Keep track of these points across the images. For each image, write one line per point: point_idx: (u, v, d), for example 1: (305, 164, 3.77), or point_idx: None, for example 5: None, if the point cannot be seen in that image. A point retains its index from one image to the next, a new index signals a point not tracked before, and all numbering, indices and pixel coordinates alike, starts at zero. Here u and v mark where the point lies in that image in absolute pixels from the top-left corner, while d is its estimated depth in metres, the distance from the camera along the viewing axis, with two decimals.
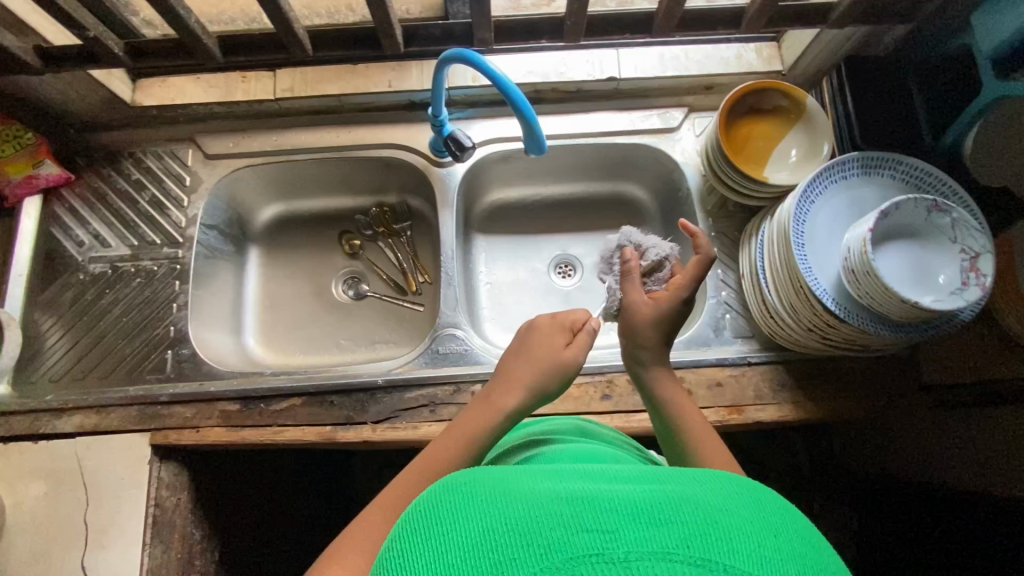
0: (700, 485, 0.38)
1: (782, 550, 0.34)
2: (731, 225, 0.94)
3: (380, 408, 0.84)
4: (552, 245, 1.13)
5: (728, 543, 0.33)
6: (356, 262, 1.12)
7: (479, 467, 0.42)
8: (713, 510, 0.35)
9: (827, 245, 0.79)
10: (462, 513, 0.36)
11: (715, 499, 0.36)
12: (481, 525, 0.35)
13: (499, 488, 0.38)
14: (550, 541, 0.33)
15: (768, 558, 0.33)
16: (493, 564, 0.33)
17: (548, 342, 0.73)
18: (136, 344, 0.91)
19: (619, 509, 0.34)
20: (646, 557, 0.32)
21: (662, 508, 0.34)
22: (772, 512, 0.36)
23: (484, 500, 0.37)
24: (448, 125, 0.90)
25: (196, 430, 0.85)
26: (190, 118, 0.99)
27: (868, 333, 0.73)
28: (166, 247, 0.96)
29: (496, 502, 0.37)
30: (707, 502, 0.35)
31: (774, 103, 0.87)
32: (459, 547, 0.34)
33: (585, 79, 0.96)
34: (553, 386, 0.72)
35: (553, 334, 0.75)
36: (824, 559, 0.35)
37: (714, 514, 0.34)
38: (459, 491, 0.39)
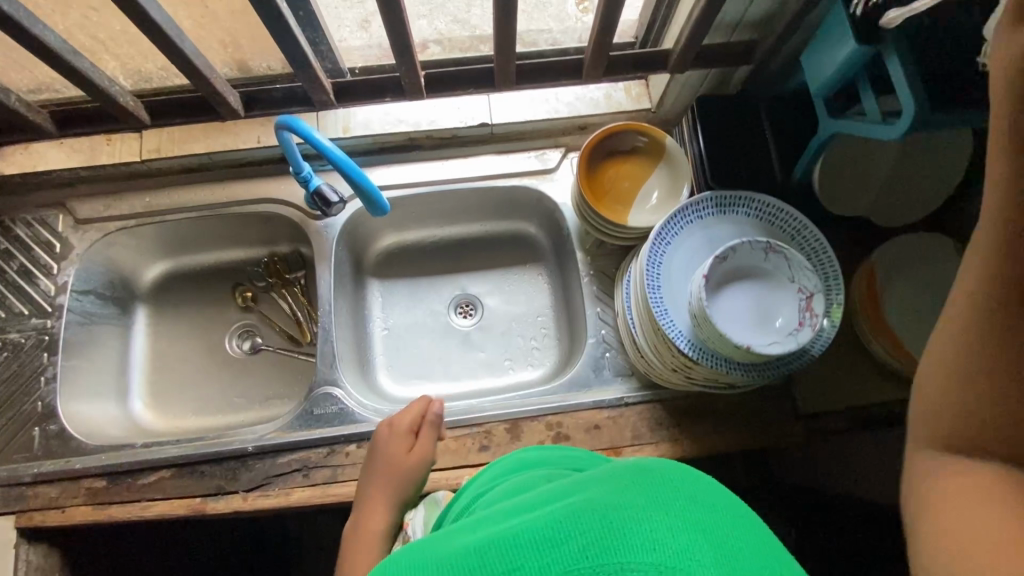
0: (607, 487, 0.41)
1: (672, 527, 0.37)
2: (608, 263, 0.95)
3: (251, 475, 0.83)
4: (451, 285, 1.12)
5: (621, 540, 0.36)
6: (250, 314, 1.11)
7: (410, 545, 0.46)
8: (605, 508, 0.38)
9: (686, 285, 0.79)
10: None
11: (615, 497, 0.39)
12: None
13: (426, 553, 0.43)
14: None
15: (658, 542, 0.36)
16: None
17: (394, 452, 0.77)
18: (2, 423, 0.88)
19: (522, 544, 0.38)
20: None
21: (562, 525, 0.38)
22: (677, 493, 0.39)
23: (411, 566, 0.42)
24: (315, 180, 0.89)
25: (60, 511, 0.82)
26: (57, 183, 0.97)
27: (722, 374, 0.74)
28: (35, 317, 0.93)
29: (420, 566, 0.42)
30: (602, 501, 0.39)
31: (635, 144, 0.88)
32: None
33: (457, 126, 0.96)
34: (411, 492, 0.77)
35: (394, 442, 0.78)
36: (736, 529, 0.38)
37: (608, 512, 0.38)
38: (396, 558, 0.44)
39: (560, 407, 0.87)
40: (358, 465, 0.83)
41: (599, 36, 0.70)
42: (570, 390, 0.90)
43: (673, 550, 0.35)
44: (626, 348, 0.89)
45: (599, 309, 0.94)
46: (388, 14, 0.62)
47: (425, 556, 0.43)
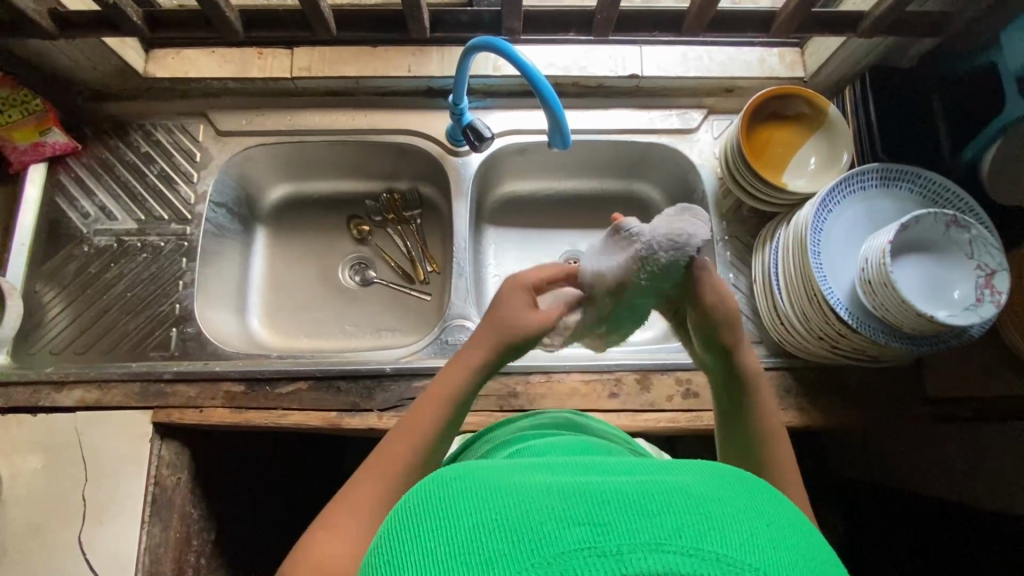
0: (697, 476, 0.37)
1: (775, 539, 0.33)
2: (744, 230, 0.95)
3: (386, 395, 0.84)
4: (563, 240, 1.11)
5: (725, 533, 0.32)
6: (364, 247, 1.11)
7: (469, 463, 0.40)
8: (708, 500, 0.34)
9: (842, 254, 0.79)
10: (452, 501, 0.36)
11: (711, 489, 0.35)
12: (473, 519, 0.34)
13: (496, 480, 0.37)
14: (540, 536, 0.32)
15: (758, 547, 0.32)
16: (482, 563, 0.32)
17: (512, 303, 0.65)
18: (140, 320, 0.90)
19: (611, 501, 0.33)
20: (640, 548, 0.31)
21: (660, 499, 0.33)
22: (766, 503, 0.36)
23: (468, 496, 0.36)
24: (468, 115, 0.89)
25: (199, 410, 0.84)
26: (203, 92, 0.97)
27: (878, 344, 0.74)
28: (174, 223, 0.94)
29: (486, 493, 0.35)
30: (701, 490, 0.35)
31: (798, 111, 0.88)
32: (443, 543, 0.33)
33: (608, 75, 0.96)
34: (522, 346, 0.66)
35: (517, 293, 0.66)
36: (822, 555, 0.35)
37: (710, 503, 0.34)
38: (448, 482, 0.38)
39: (690, 364, 0.87)
40: (492, 397, 0.85)
41: None
42: None
43: (774, 558, 0.32)
44: (761, 314, 0.89)
45: (731, 275, 0.94)
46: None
47: (487, 483, 0.37)
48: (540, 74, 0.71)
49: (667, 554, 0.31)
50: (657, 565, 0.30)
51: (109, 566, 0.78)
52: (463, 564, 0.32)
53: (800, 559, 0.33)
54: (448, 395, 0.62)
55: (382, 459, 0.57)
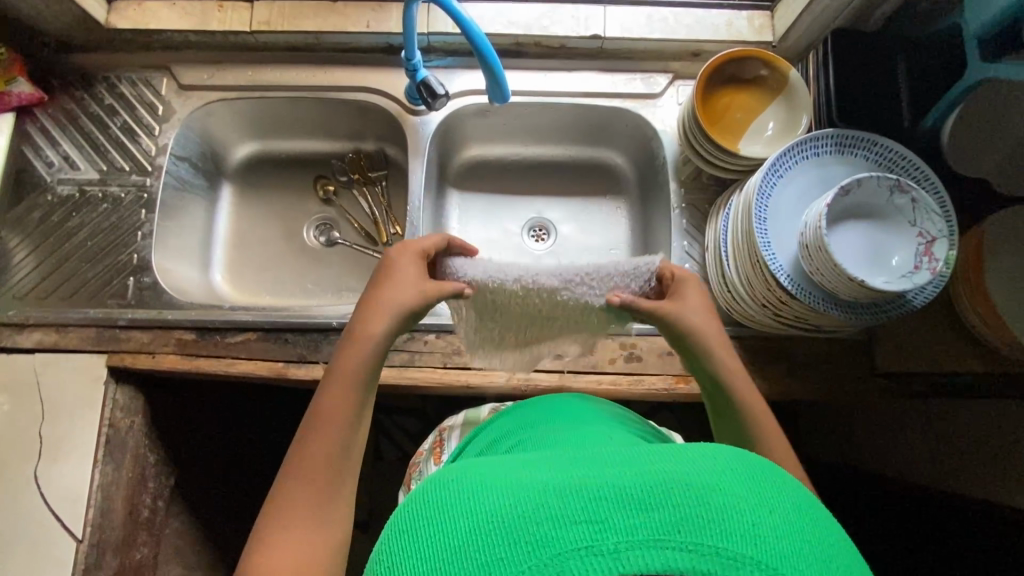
0: (693, 463, 0.40)
1: (775, 525, 0.37)
2: (703, 197, 0.94)
3: (333, 348, 0.86)
4: (529, 206, 1.12)
5: (721, 524, 0.36)
6: (329, 208, 1.13)
7: (469, 463, 0.44)
8: (705, 490, 0.37)
9: (790, 221, 0.78)
10: (456, 505, 0.39)
11: (709, 477, 0.38)
12: (472, 521, 0.38)
13: (489, 483, 0.40)
14: (538, 537, 0.36)
15: (758, 536, 0.36)
16: (483, 564, 0.36)
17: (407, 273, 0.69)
18: (99, 269, 0.91)
19: (610, 498, 0.37)
20: (636, 545, 0.35)
21: (659, 495, 0.37)
22: (767, 487, 0.39)
23: (467, 498, 0.39)
24: (423, 71, 0.88)
25: (151, 356, 0.86)
26: (165, 45, 0.97)
27: (818, 312, 0.74)
28: (135, 174, 0.95)
29: (483, 494, 0.39)
30: (702, 481, 0.38)
31: (756, 74, 0.86)
32: (448, 548, 0.37)
33: (569, 35, 0.94)
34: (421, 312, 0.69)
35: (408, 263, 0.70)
36: (824, 530, 0.38)
37: (705, 495, 0.37)
38: (451, 482, 0.42)
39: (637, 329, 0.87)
40: (436, 353, 0.86)
41: None
42: None
43: (771, 546, 0.35)
44: (712, 282, 0.89)
45: (685, 242, 0.93)
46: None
47: (482, 487, 0.40)
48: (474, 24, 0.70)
49: (664, 550, 0.35)
50: (653, 559, 0.35)
51: (62, 500, 0.81)
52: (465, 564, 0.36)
53: (797, 540, 0.37)
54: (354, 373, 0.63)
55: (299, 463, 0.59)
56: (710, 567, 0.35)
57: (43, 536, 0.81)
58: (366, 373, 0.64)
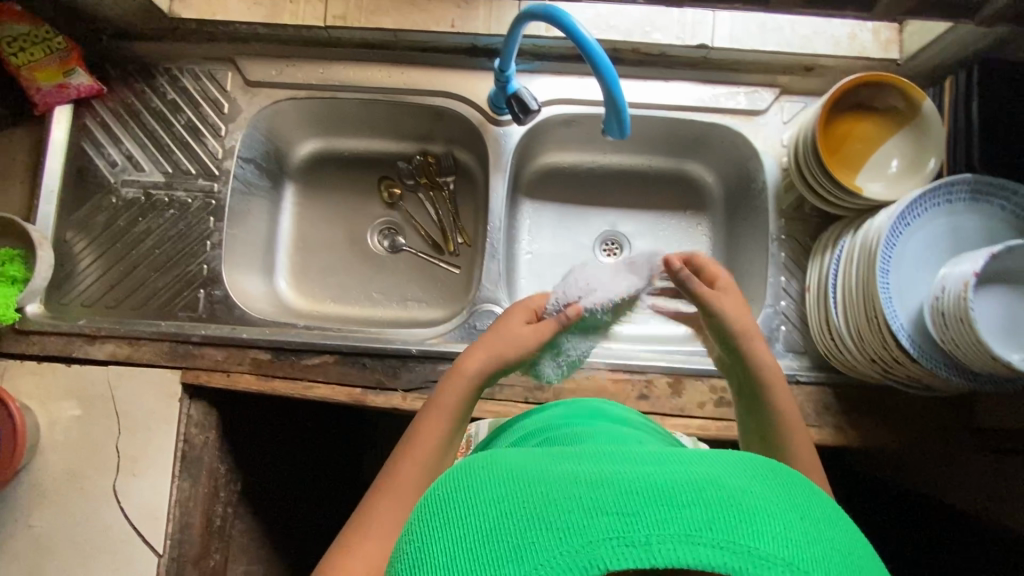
0: (723, 463, 0.38)
1: (812, 533, 0.34)
2: (803, 229, 0.88)
3: (412, 376, 0.83)
4: (602, 218, 1.08)
5: (755, 524, 0.33)
6: (395, 212, 1.08)
7: (492, 452, 0.42)
8: (738, 491, 0.35)
9: (913, 272, 0.73)
10: (482, 490, 0.38)
11: (741, 480, 0.36)
12: (497, 509, 0.36)
13: (515, 473, 0.38)
14: (565, 525, 0.34)
15: (793, 541, 0.33)
16: (508, 549, 0.34)
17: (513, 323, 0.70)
18: (168, 278, 0.88)
19: (641, 491, 0.35)
20: (669, 539, 0.33)
21: (689, 488, 0.35)
22: (799, 493, 0.37)
23: (497, 483, 0.38)
24: (514, 82, 0.81)
25: (226, 375, 0.84)
26: (231, 37, 0.90)
27: (936, 377, 0.70)
28: (202, 179, 0.90)
29: (509, 481, 0.37)
30: (735, 482, 0.36)
31: (886, 103, 0.79)
32: (475, 533, 0.36)
33: (673, 43, 0.86)
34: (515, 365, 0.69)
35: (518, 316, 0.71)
36: (857, 542, 0.36)
37: (739, 496, 0.35)
38: (474, 472, 0.40)
39: None
40: (518, 386, 0.83)
41: None
42: None
43: (807, 553, 0.33)
44: (810, 323, 0.84)
45: (782, 278, 0.88)
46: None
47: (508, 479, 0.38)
48: (605, 54, 0.63)
49: (697, 547, 0.32)
50: (686, 556, 0.32)
51: (141, 514, 0.82)
52: (490, 550, 0.34)
53: (833, 550, 0.34)
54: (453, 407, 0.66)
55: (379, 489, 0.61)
56: (746, 569, 0.32)
57: (126, 549, 0.81)
58: (448, 424, 0.65)
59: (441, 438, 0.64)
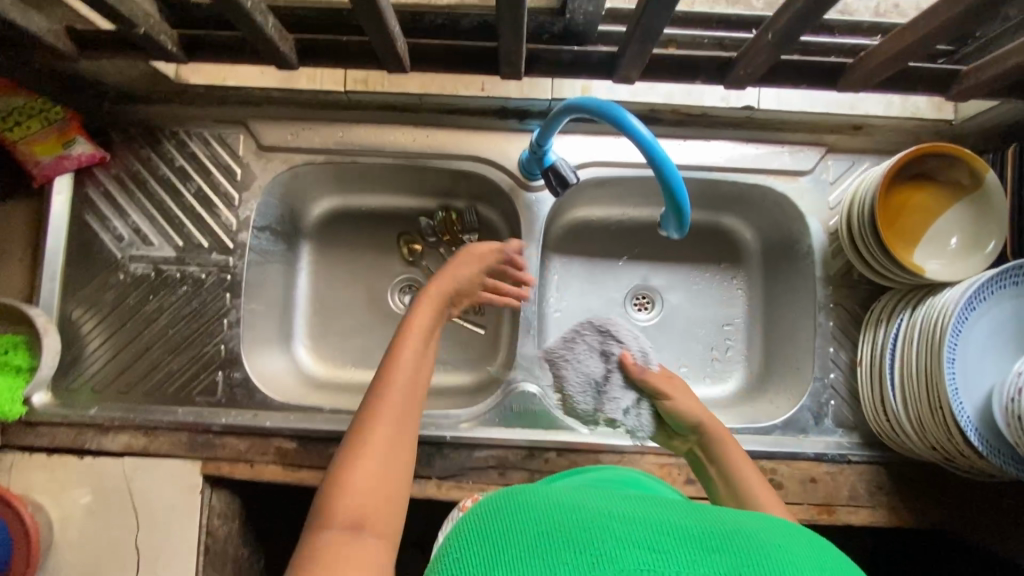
0: (750, 523, 0.38)
1: None
2: (851, 297, 0.85)
3: (446, 463, 0.79)
4: (633, 271, 1.03)
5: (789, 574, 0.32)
6: (415, 269, 1.03)
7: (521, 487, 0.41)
8: (768, 546, 0.35)
9: (978, 361, 0.69)
10: (523, 521, 0.36)
11: (771, 537, 0.36)
12: (528, 532, 0.35)
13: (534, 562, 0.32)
14: (597, 552, 0.33)
15: None
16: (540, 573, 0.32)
17: (466, 263, 0.74)
18: (183, 361, 0.83)
19: (670, 533, 0.34)
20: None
21: (718, 536, 0.35)
22: (832, 558, 0.36)
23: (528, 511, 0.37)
24: (551, 153, 0.76)
25: (250, 466, 0.79)
26: (242, 99, 0.84)
27: (1006, 473, 0.67)
28: (216, 252, 0.85)
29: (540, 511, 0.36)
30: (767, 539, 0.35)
31: (950, 177, 0.75)
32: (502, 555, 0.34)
33: (717, 105, 0.82)
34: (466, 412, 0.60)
35: (470, 262, 0.74)
36: None
37: (769, 548, 0.34)
38: (505, 503, 0.38)
39: (777, 452, 0.80)
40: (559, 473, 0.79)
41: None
42: (786, 434, 0.82)
43: None
44: (862, 399, 0.81)
45: (831, 350, 0.84)
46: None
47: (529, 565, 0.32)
48: (669, 158, 0.57)
49: None
50: None
51: None
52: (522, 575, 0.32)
53: None
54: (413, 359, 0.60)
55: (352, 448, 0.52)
56: None
57: None
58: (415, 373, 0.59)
59: (415, 379, 0.59)
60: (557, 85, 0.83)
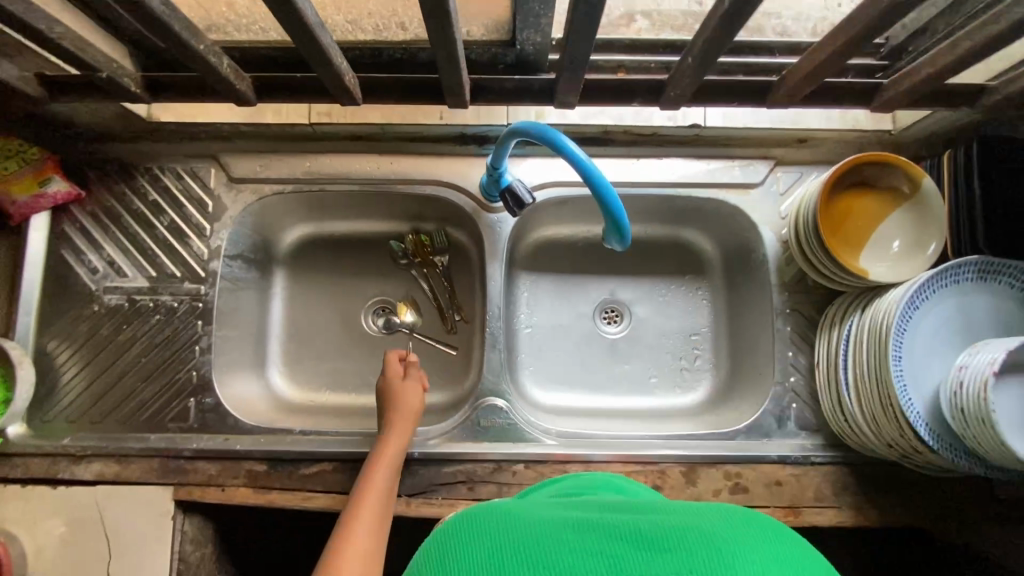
0: (700, 513, 0.41)
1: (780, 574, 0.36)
2: (808, 302, 0.87)
3: (414, 480, 0.80)
4: (600, 286, 1.06)
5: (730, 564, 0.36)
6: (388, 291, 1.05)
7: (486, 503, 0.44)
8: (712, 537, 0.38)
9: (925, 358, 0.71)
10: (473, 537, 0.40)
11: (713, 525, 0.39)
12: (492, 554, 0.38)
13: (521, 513, 0.42)
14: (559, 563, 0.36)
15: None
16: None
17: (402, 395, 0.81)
18: (156, 388, 0.85)
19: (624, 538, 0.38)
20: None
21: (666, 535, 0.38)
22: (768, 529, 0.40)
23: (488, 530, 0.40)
24: (507, 176, 0.79)
25: (221, 490, 0.80)
26: (213, 135, 0.88)
27: (959, 467, 0.68)
28: (188, 282, 0.87)
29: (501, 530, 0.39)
30: (713, 531, 0.38)
31: (892, 185, 0.78)
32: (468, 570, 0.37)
33: (665, 124, 0.85)
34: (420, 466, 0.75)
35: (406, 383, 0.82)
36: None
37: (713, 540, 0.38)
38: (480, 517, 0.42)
39: (740, 457, 0.81)
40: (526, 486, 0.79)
41: (933, 57, 0.58)
42: (750, 438, 0.83)
43: None
44: (821, 401, 0.82)
45: (790, 354, 0.86)
46: (710, 27, 0.52)
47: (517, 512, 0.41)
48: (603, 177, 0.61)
49: None
50: None
51: None
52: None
53: None
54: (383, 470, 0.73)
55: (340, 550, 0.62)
56: None
57: None
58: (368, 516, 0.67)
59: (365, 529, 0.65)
60: (511, 111, 0.87)
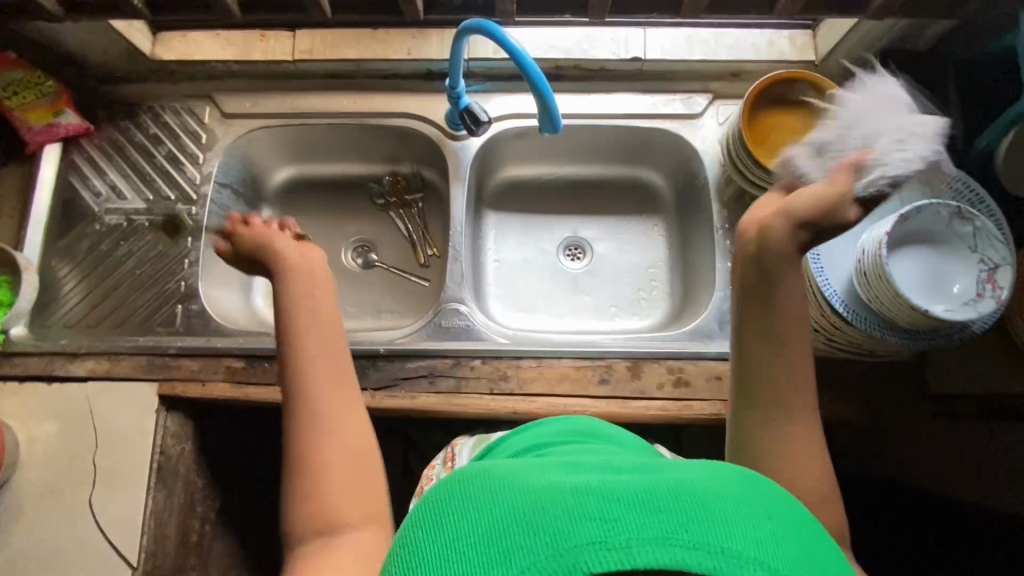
0: (699, 473, 0.42)
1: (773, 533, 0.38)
2: (746, 218, 0.95)
3: (380, 374, 0.86)
4: (564, 226, 1.12)
5: (726, 528, 0.37)
6: (367, 230, 1.11)
7: (484, 464, 0.45)
8: (709, 499, 0.38)
9: (842, 246, 0.78)
10: (470, 504, 0.40)
11: (712, 487, 0.40)
12: (488, 518, 0.39)
13: (513, 480, 0.41)
14: (554, 529, 0.37)
15: (758, 539, 0.37)
16: (502, 550, 0.37)
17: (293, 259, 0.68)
18: (147, 297, 0.93)
19: (623, 497, 0.38)
20: (649, 542, 0.35)
21: (665, 497, 0.38)
22: (766, 498, 0.41)
23: (483, 497, 0.40)
24: (466, 98, 0.89)
25: (201, 384, 0.87)
26: (208, 75, 0.99)
27: (874, 338, 0.73)
28: (181, 204, 0.97)
29: (495, 493, 0.40)
30: (707, 490, 0.39)
31: (804, 96, 0.86)
32: (469, 535, 0.39)
33: (609, 58, 0.95)
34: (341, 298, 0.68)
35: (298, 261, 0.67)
36: (812, 540, 0.40)
37: (711, 502, 0.38)
38: (474, 482, 0.42)
39: (683, 353, 0.86)
40: (483, 379, 0.86)
41: None
42: (693, 339, 0.90)
43: (770, 548, 0.37)
44: None
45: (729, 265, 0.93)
46: None
47: (507, 480, 0.41)
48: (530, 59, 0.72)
49: (673, 548, 0.35)
50: (662, 555, 0.35)
51: (117, 528, 0.81)
52: (484, 554, 0.37)
53: (790, 547, 0.38)
54: (322, 349, 0.64)
55: (305, 414, 0.59)
56: (717, 564, 0.35)
57: (100, 563, 0.80)
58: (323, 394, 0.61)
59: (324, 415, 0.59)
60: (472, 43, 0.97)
